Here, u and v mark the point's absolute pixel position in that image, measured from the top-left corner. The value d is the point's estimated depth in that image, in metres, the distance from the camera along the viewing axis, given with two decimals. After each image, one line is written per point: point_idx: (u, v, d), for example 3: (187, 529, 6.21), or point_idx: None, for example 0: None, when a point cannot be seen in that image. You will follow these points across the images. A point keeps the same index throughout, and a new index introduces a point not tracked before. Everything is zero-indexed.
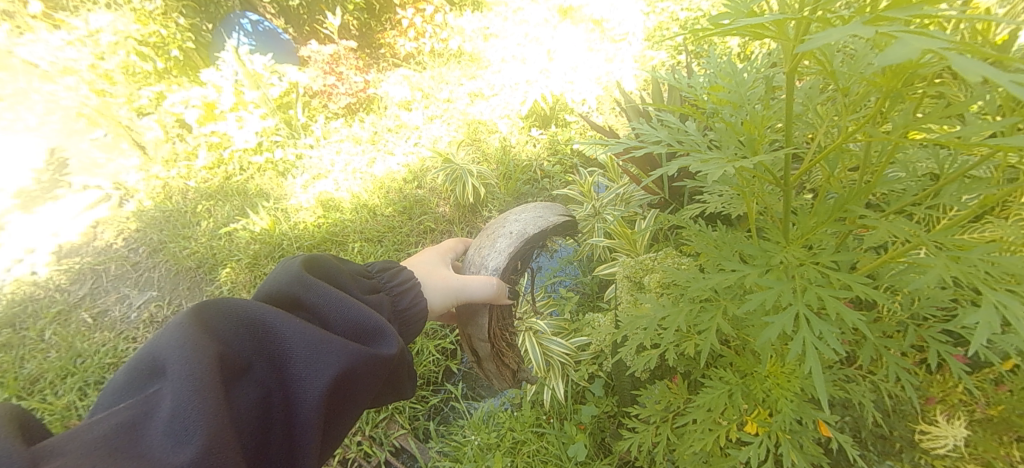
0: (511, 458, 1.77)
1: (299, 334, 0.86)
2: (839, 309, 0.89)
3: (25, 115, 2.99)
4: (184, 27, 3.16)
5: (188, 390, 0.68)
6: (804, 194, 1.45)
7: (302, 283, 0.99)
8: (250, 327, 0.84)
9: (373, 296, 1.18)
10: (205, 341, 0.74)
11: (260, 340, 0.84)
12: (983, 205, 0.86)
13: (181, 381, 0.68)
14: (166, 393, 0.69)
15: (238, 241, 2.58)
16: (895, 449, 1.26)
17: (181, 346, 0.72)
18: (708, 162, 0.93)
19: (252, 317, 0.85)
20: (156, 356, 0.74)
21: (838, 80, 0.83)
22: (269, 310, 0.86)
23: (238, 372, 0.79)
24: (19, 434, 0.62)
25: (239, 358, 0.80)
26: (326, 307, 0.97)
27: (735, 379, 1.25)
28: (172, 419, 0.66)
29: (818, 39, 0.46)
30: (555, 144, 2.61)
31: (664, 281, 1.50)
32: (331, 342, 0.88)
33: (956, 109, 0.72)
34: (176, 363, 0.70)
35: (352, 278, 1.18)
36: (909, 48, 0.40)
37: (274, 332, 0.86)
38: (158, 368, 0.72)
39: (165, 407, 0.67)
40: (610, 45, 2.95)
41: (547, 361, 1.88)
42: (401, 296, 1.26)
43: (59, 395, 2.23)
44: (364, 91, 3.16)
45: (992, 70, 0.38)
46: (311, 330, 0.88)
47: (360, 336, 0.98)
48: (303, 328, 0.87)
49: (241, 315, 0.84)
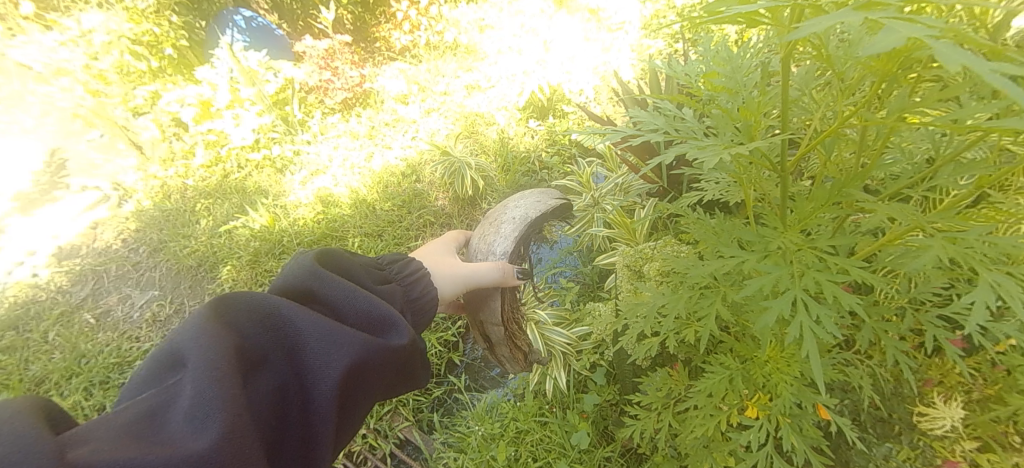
0: (515, 447, 1.80)
1: (314, 325, 0.87)
2: (836, 293, 0.91)
3: (21, 117, 2.99)
4: (178, 25, 3.15)
5: (208, 379, 0.68)
6: (802, 180, 1.46)
7: (313, 277, 0.99)
8: (266, 318, 0.84)
9: (384, 286, 1.19)
10: (224, 332, 0.75)
11: (275, 332, 0.84)
12: (978, 187, 0.88)
13: (202, 370, 0.69)
14: (184, 385, 0.69)
15: (239, 239, 2.56)
16: (894, 431, 1.28)
17: (200, 338, 0.72)
18: (705, 149, 0.95)
19: (268, 309, 0.85)
20: (175, 348, 0.74)
21: (832, 65, 0.85)
22: (283, 302, 0.86)
23: (256, 362, 0.79)
24: (46, 421, 0.62)
25: (257, 349, 0.80)
26: (338, 299, 0.98)
27: (736, 364, 1.26)
28: (194, 407, 0.66)
29: (807, 28, 0.48)
30: (553, 135, 2.59)
31: (664, 269, 1.51)
32: (343, 333, 0.89)
33: (950, 92, 0.76)
34: (197, 354, 0.70)
35: (363, 270, 1.19)
36: (895, 34, 0.42)
37: (290, 324, 0.86)
38: (179, 358, 0.73)
39: (187, 395, 0.68)
40: (607, 34, 2.91)
41: (548, 351, 1.91)
42: (412, 286, 1.26)
43: (65, 395, 2.24)
44: (360, 86, 3.17)
45: (973, 60, 0.38)
46: (323, 322, 0.88)
47: (371, 328, 0.98)
48: (318, 319, 0.88)
49: (257, 306, 0.84)
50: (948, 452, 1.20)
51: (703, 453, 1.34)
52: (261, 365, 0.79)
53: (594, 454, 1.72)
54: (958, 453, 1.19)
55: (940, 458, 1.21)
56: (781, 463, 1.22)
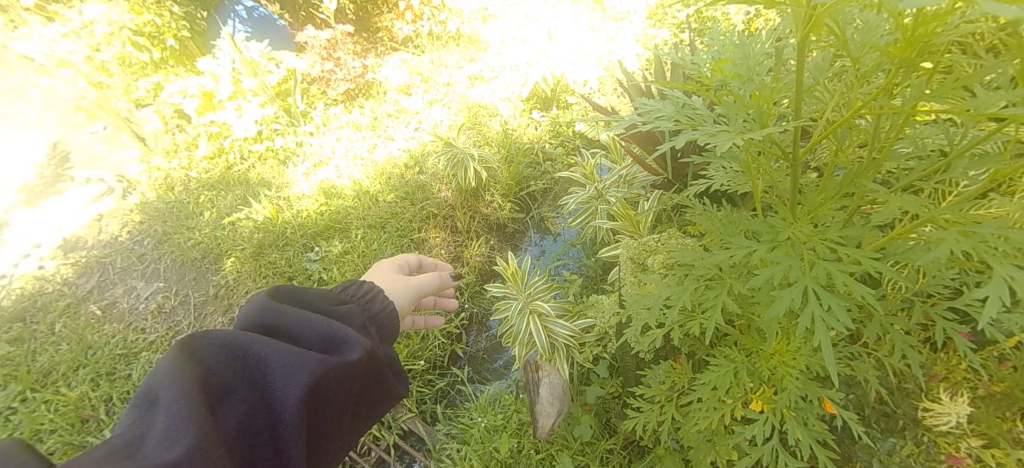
0: (518, 438, 1.80)
1: (276, 349, 0.89)
2: (848, 283, 0.90)
3: (24, 109, 3.08)
4: (179, 16, 3.20)
5: (175, 413, 0.74)
6: (809, 172, 1.45)
7: (268, 304, 0.99)
8: (229, 349, 0.86)
9: (346, 301, 1.16)
10: (187, 367, 0.79)
11: (240, 360, 0.86)
12: (993, 180, 0.86)
13: (170, 405, 0.75)
14: (155, 418, 0.75)
15: (242, 231, 2.55)
16: (897, 426, 1.26)
17: (166, 377, 0.77)
18: (716, 136, 0.94)
19: (231, 340, 0.87)
20: (145, 388, 0.78)
21: (848, 51, 0.84)
22: (241, 331, 0.88)
23: (222, 393, 0.82)
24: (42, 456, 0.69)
25: (222, 381, 0.83)
26: (300, 321, 0.98)
27: (741, 357, 1.25)
28: (165, 437, 0.73)
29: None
30: (557, 125, 2.66)
31: (668, 262, 1.51)
32: (306, 354, 0.90)
33: (968, 81, 0.75)
34: (165, 391, 0.76)
35: (325, 289, 1.17)
36: None
37: (254, 351, 0.88)
38: (150, 397, 0.77)
39: (158, 428, 0.73)
40: (611, 24, 2.89)
41: (551, 344, 1.87)
42: (371, 304, 1.18)
43: (72, 386, 2.17)
44: (362, 77, 3.14)
45: None
46: (280, 345, 0.89)
47: (334, 342, 0.97)
48: (280, 344, 0.90)
49: (219, 339, 0.86)
50: (951, 448, 1.19)
51: (707, 447, 1.34)
52: (227, 395, 0.82)
53: (597, 445, 1.72)
54: (963, 450, 1.19)
55: (944, 454, 1.20)
56: (786, 456, 1.21)
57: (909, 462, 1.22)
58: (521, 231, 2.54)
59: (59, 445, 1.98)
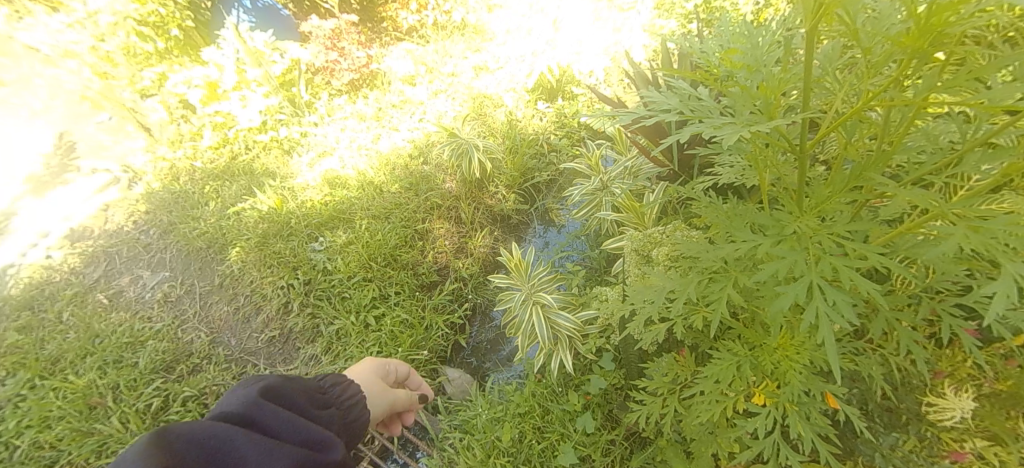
0: (520, 429, 1.81)
1: (255, 450, 0.77)
2: (854, 278, 0.88)
3: (30, 100, 2.95)
4: (183, 5, 3.13)
5: None
6: (816, 165, 1.43)
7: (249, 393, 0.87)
8: (200, 447, 0.73)
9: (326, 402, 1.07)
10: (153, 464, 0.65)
11: (210, 460, 0.73)
12: (1005, 175, 0.85)
13: None
14: None
15: (247, 221, 2.54)
16: (901, 421, 1.24)
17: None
18: (721, 128, 0.92)
19: (204, 436, 0.75)
20: None
21: (859, 40, 0.82)
22: (221, 424, 0.77)
23: None
24: None
25: None
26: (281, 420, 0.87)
27: (745, 351, 1.25)
28: None
29: None
30: (562, 117, 2.63)
31: (673, 254, 1.49)
32: (287, 455, 0.79)
33: (982, 72, 0.73)
34: None
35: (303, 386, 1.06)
36: None
37: (226, 451, 0.75)
38: None
39: None
40: (618, 14, 2.85)
41: (554, 335, 1.85)
42: (350, 409, 1.08)
43: (80, 373, 2.16)
44: (366, 67, 3.13)
45: None
46: (266, 443, 0.79)
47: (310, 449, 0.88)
48: (261, 442, 0.78)
49: (191, 432, 0.74)
50: (955, 444, 1.20)
51: (708, 439, 1.34)
52: None
53: (598, 436, 1.72)
54: (967, 448, 1.20)
55: (946, 451, 1.21)
56: (787, 450, 1.21)
57: (912, 457, 1.21)
58: (525, 222, 2.54)
59: (68, 432, 1.99)
